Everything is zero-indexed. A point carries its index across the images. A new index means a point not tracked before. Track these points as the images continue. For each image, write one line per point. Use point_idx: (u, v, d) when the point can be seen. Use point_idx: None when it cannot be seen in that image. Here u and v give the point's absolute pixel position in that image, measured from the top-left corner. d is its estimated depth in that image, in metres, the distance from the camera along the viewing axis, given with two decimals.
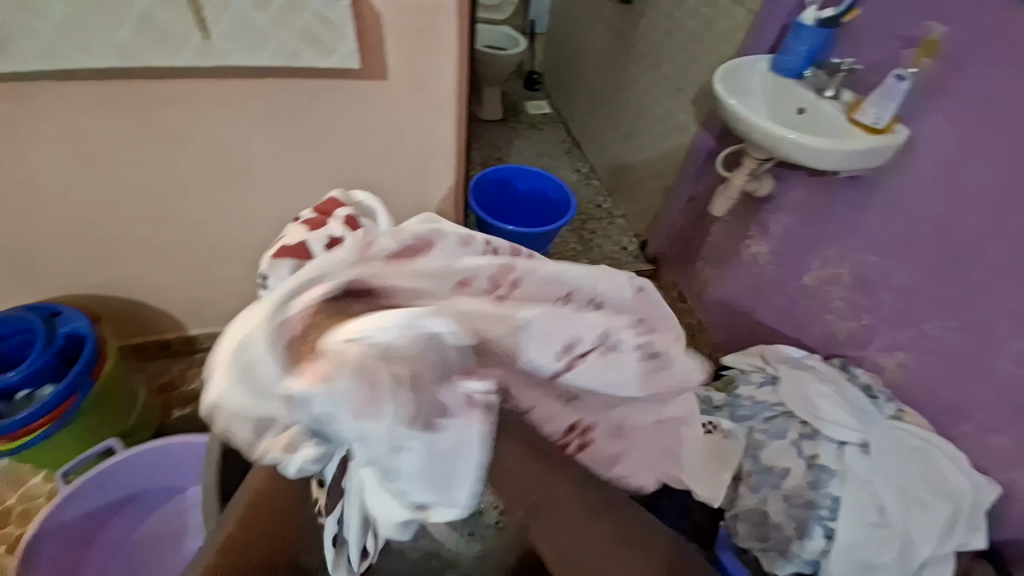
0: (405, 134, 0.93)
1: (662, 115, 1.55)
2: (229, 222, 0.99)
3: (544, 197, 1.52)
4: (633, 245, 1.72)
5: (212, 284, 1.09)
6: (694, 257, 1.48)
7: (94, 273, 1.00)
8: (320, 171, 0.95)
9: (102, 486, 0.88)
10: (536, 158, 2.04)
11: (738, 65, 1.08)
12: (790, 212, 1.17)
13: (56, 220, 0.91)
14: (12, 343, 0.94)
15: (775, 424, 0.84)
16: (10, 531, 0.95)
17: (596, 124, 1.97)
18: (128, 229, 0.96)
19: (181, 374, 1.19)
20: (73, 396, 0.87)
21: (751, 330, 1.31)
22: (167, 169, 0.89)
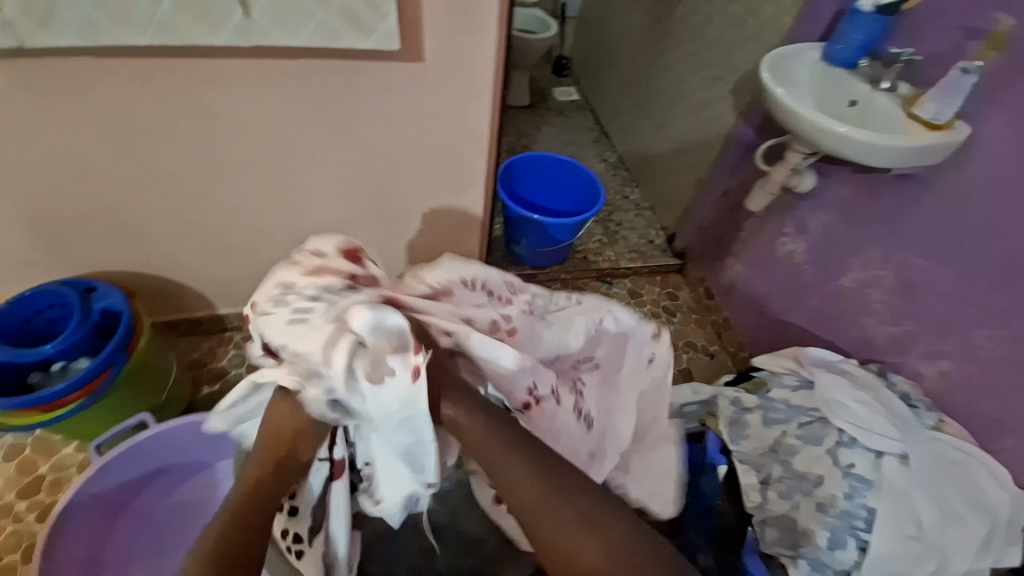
0: (439, 118, 0.92)
1: (697, 104, 1.50)
2: (260, 204, 1.00)
3: (572, 186, 1.50)
4: (659, 238, 1.68)
5: (242, 265, 1.11)
6: (724, 253, 1.44)
7: (129, 250, 1.02)
8: (352, 155, 0.95)
9: (135, 457, 0.90)
10: (562, 146, 2.00)
11: (788, 52, 1.03)
12: (831, 211, 1.12)
13: (94, 197, 0.92)
14: (48, 317, 0.96)
15: (810, 430, 0.82)
16: (42, 498, 0.99)
17: (626, 113, 1.92)
18: (162, 208, 0.96)
19: (210, 351, 1.21)
20: (109, 370, 0.89)
21: (781, 331, 1.28)
22: (201, 149, 0.89)
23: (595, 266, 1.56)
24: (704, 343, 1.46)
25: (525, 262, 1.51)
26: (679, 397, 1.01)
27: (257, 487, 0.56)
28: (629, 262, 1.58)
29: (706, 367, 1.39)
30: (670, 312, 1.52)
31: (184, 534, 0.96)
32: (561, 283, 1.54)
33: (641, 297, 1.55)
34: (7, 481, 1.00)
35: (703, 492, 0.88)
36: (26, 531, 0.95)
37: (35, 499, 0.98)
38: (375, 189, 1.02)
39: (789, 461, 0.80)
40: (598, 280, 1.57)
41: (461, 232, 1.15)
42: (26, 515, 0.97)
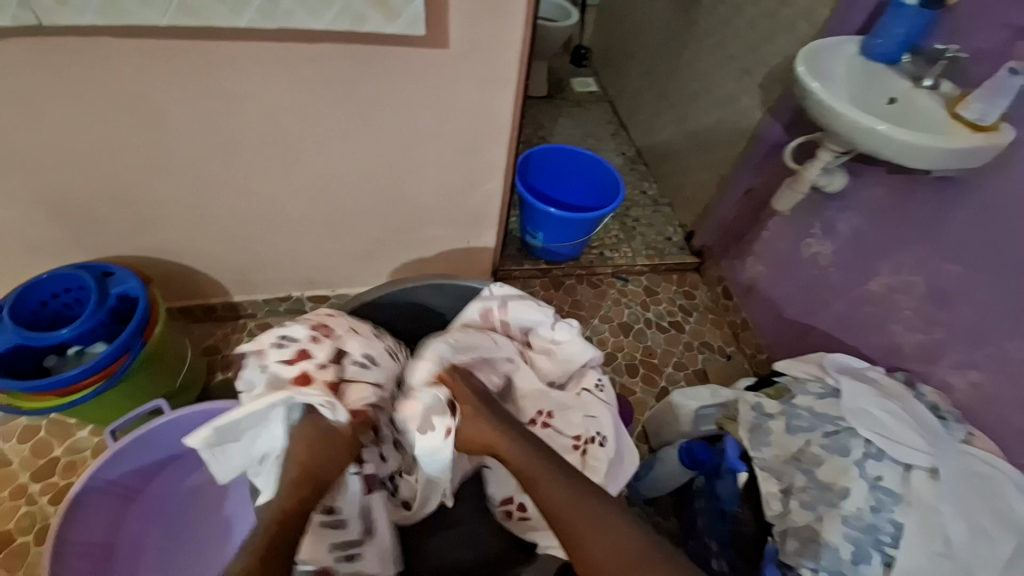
0: (462, 108, 0.90)
1: (722, 98, 1.45)
2: (277, 192, 0.99)
3: (592, 180, 1.47)
4: (677, 235, 1.64)
5: (257, 253, 1.10)
6: (744, 252, 1.41)
7: (145, 235, 1.01)
8: (372, 143, 0.93)
9: (149, 443, 0.90)
10: (579, 139, 1.96)
11: (826, 44, 0.99)
12: (862, 212, 1.08)
13: (112, 181, 0.91)
14: (65, 300, 0.96)
15: (837, 440, 0.79)
16: (56, 481, 0.99)
17: (646, 105, 1.87)
18: (179, 193, 0.95)
19: (224, 338, 1.21)
20: (125, 355, 0.88)
21: (802, 335, 1.25)
22: (220, 135, 0.88)
23: (611, 262, 1.53)
24: (720, 344, 1.43)
25: (540, 257, 1.49)
26: (698, 399, 1.00)
27: (300, 498, 0.65)
28: (646, 259, 1.55)
29: (722, 369, 1.37)
30: (687, 311, 1.49)
31: (196, 521, 0.96)
32: (576, 279, 1.51)
33: (657, 296, 1.52)
34: (23, 463, 1.01)
35: (720, 498, 0.86)
36: (40, 513, 0.96)
37: (49, 481, 0.99)
38: (394, 179, 1.00)
39: (813, 471, 0.78)
40: (613, 277, 1.54)
41: (479, 224, 1.13)
42: (40, 497, 0.98)
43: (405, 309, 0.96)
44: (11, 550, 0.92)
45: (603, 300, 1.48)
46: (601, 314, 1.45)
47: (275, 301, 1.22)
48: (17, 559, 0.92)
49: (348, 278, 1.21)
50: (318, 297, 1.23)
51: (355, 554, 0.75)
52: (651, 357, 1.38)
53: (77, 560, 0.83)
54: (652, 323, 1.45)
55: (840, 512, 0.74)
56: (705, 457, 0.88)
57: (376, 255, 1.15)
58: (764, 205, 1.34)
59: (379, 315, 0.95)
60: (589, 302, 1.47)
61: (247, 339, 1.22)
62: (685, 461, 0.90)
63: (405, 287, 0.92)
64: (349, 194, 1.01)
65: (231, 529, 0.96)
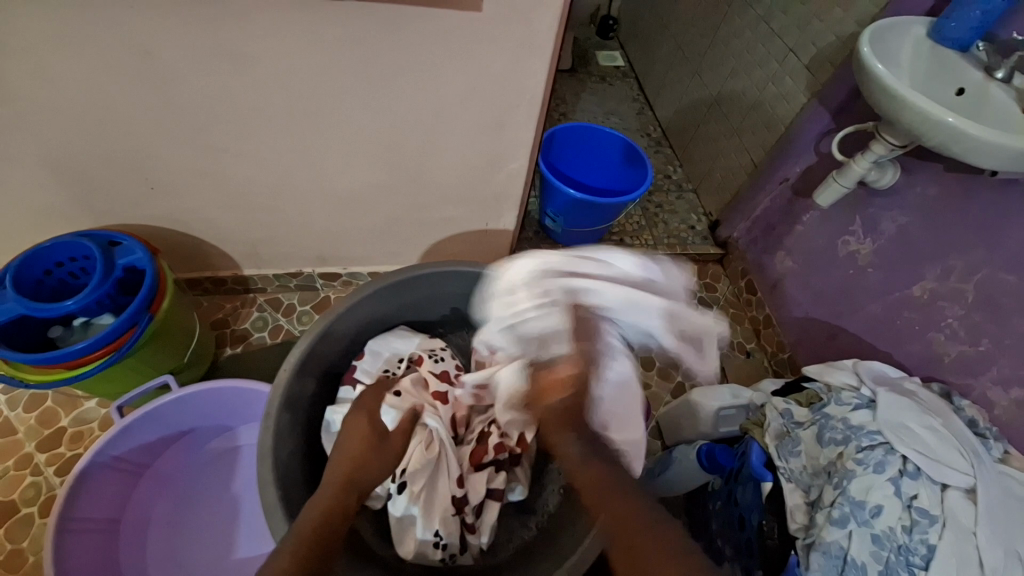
0: (493, 78, 0.83)
1: (763, 78, 1.36)
2: (291, 164, 0.93)
3: (621, 159, 1.39)
4: (701, 224, 1.57)
5: (267, 226, 1.05)
6: (773, 246, 1.35)
7: (151, 203, 0.96)
8: (393, 114, 0.87)
9: (156, 419, 0.88)
10: (602, 116, 1.87)
11: (886, 25, 0.92)
12: (911, 211, 1.02)
13: (114, 144, 0.86)
14: (70, 270, 0.92)
15: (872, 455, 0.74)
16: (62, 451, 0.98)
17: (675, 83, 1.77)
18: (187, 160, 0.90)
19: (233, 312, 1.19)
20: (134, 328, 0.85)
21: (830, 337, 1.20)
22: (230, 99, 0.82)
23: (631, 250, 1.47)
24: (741, 340, 1.39)
25: (558, 240, 1.43)
26: (719, 399, 0.97)
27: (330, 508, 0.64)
28: (668, 248, 1.49)
29: (741, 366, 1.33)
30: (707, 305, 1.44)
31: (203, 499, 0.95)
32: None
33: None
34: (29, 432, 1.00)
35: (739, 505, 0.83)
36: (46, 483, 0.95)
37: (55, 451, 0.98)
38: (413, 155, 0.95)
39: (845, 486, 0.73)
40: None
41: (498, 206, 1.08)
42: (46, 468, 0.97)
43: (419, 294, 0.91)
44: (18, 518, 0.92)
45: None
46: None
47: (286, 277, 1.19)
48: (24, 529, 0.92)
49: (359, 255, 1.17)
50: (329, 274, 1.20)
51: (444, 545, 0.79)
52: None
53: (86, 536, 0.82)
54: None
55: (870, 531, 0.70)
56: (728, 462, 0.86)
57: (390, 233, 1.11)
58: (801, 198, 1.27)
59: (393, 302, 0.91)
60: None
61: (256, 314, 1.19)
62: (705, 463, 0.88)
63: (420, 271, 0.87)
64: (364, 168, 0.96)
65: (238, 506, 0.95)
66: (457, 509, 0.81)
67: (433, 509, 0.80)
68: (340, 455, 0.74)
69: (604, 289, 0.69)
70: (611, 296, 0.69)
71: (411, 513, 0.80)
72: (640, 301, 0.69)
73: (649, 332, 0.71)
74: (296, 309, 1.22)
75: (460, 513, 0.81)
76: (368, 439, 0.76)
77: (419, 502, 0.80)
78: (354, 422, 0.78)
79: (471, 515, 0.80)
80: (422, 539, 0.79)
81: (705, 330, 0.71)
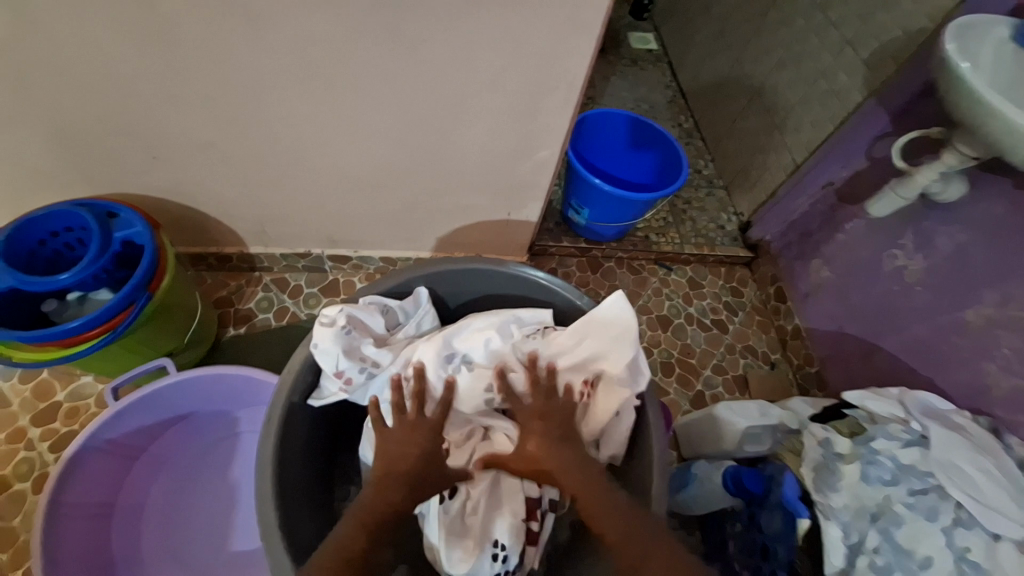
0: (530, 57, 0.75)
1: (814, 71, 1.26)
2: (304, 140, 0.87)
3: (654, 152, 1.31)
4: (731, 224, 1.49)
5: (278, 203, 0.99)
6: (811, 253, 1.27)
7: (153, 173, 0.90)
8: (419, 91, 0.80)
9: (153, 404, 0.84)
10: (632, 104, 1.76)
11: (967, 24, 0.83)
12: (972, 229, 0.93)
13: (113, 107, 0.79)
14: (65, 241, 0.86)
15: (924, 500, 0.69)
16: (57, 427, 0.95)
17: (712, 72, 1.66)
18: (194, 130, 0.84)
19: (238, 290, 1.13)
20: (131, 307, 0.79)
21: (865, 357, 1.13)
22: (242, 64, 0.74)
23: (656, 247, 1.40)
24: (765, 350, 1.33)
25: (580, 234, 1.36)
26: (746, 417, 0.93)
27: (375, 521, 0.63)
28: (695, 247, 1.41)
29: (764, 378, 1.27)
30: (732, 310, 1.38)
31: (199, 489, 0.91)
32: (616, 262, 1.40)
33: (701, 289, 1.40)
34: (23, 405, 0.96)
35: (763, 532, 0.80)
36: (39, 460, 0.92)
37: (49, 427, 0.95)
38: (436, 137, 0.88)
39: (890, 532, 0.69)
40: (655, 264, 1.42)
41: (524, 196, 1.02)
42: (39, 444, 0.93)
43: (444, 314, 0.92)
44: (9, 495, 0.89)
45: (643, 289, 1.37)
46: (640, 303, 1.34)
47: (294, 257, 1.13)
48: (15, 506, 0.88)
49: (372, 239, 1.11)
50: (339, 257, 1.14)
51: (505, 555, 0.70)
52: (689, 357, 1.28)
53: (77, 523, 0.79)
54: (694, 318, 1.34)
55: None
56: (754, 487, 0.81)
57: (406, 217, 1.05)
58: (846, 205, 1.19)
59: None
60: (628, 290, 1.36)
61: (261, 294, 1.14)
62: (732, 488, 0.83)
63: (441, 266, 0.84)
64: (383, 148, 0.89)
65: (237, 497, 0.91)
66: (526, 512, 0.74)
67: (494, 522, 0.72)
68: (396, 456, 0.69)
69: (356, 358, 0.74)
70: (344, 360, 0.72)
71: (460, 519, 0.71)
72: (359, 369, 0.74)
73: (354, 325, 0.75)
74: (303, 291, 1.16)
75: (528, 519, 0.75)
76: (433, 455, 0.70)
77: (479, 513, 0.71)
78: (409, 425, 0.71)
79: (538, 523, 0.75)
80: (479, 556, 0.69)
81: (344, 320, 0.74)
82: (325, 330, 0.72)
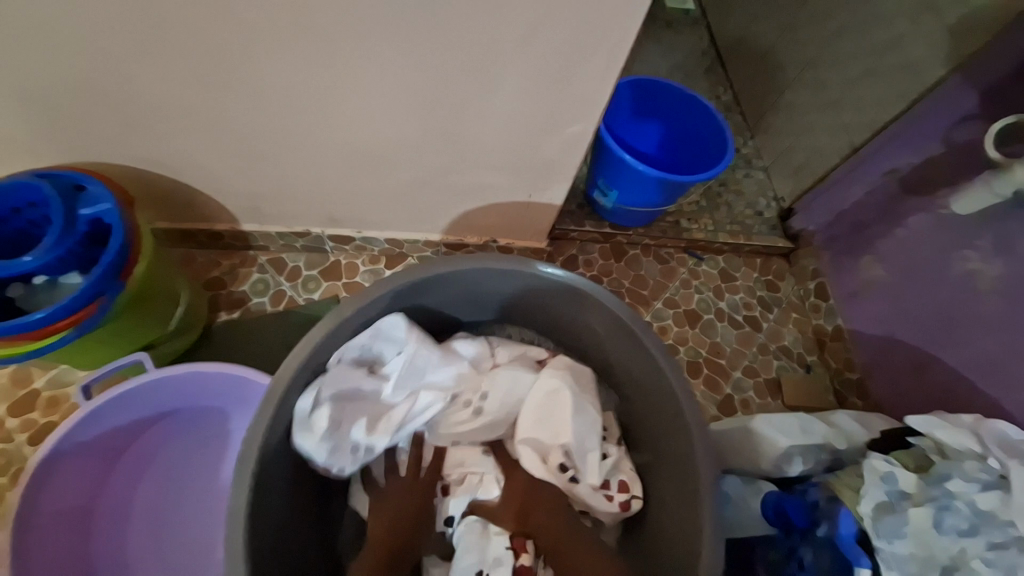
0: (568, 11, 0.62)
1: (884, 40, 1.09)
2: (298, 107, 0.74)
3: (690, 131, 1.17)
4: (770, 210, 1.36)
5: (271, 178, 0.87)
6: (862, 249, 1.15)
7: (127, 142, 0.78)
8: (432, 53, 0.66)
9: (130, 403, 0.77)
10: (665, 71, 1.59)
11: None
12: None
13: (71, 65, 0.66)
14: (29, 217, 0.77)
15: (1004, 556, 0.64)
16: (36, 418, 0.88)
17: (757, 36, 1.48)
18: (169, 94, 0.71)
19: (231, 271, 1.03)
20: (100, 299, 0.70)
21: (916, 368, 1.03)
22: (219, 14, 0.61)
23: (687, 234, 1.27)
24: (801, 351, 1.22)
25: (605, 218, 1.24)
26: (789, 434, 0.83)
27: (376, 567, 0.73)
28: (729, 236, 1.29)
29: (799, 382, 1.17)
30: (766, 306, 1.26)
31: (186, 491, 0.84)
32: (641, 250, 1.27)
33: (734, 282, 1.28)
34: None
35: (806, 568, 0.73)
36: (17, 453, 0.85)
37: (28, 417, 0.88)
38: (452, 108, 0.75)
39: None
40: (684, 252, 1.29)
41: (548, 176, 0.90)
42: (17, 435, 0.86)
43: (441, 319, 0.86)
44: None
45: (670, 281, 1.25)
46: (666, 296, 1.23)
47: (291, 237, 1.02)
48: None
49: (378, 220, 0.99)
50: (340, 238, 1.03)
51: None
52: (718, 356, 1.18)
53: (50, 530, 0.74)
54: (725, 314, 1.23)
55: None
56: (799, 519, 0.75)
57: (415, 197, 0.93)
58: (909, 197, 1.05)
59: (417, 304, 0.82)
60: (654, 280, 1.24)
61: (256, 276, 1.03)
62: (770, 513, 0.77)
63: (464, 264, 0.76)
64: (388, 119, 0.77)
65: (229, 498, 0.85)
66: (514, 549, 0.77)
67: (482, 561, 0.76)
68: (392, 509, 0.78)
69: (349, 445, 0.76)
70: (337, 451, 0.75)
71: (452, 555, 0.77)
72: (354, 450, 0.77)
73: (335, 411, 0.74)
74: (301, 273, 1.05)
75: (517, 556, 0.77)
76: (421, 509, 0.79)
77: (469, 544, 0.76)
78: (404, 487, 0.80)
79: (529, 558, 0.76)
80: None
81: (326, 414, 0.73)
82: (303, 428, 0.72)
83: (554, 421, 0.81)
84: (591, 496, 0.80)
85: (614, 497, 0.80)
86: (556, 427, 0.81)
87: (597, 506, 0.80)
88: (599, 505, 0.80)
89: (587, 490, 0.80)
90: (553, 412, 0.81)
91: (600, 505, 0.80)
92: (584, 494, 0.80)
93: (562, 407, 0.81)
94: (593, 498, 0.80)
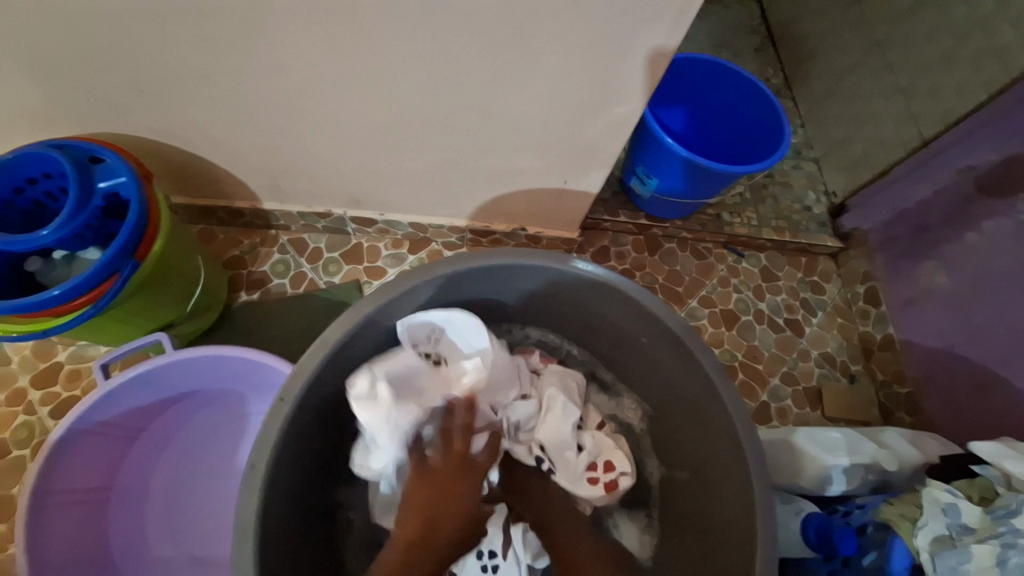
0: None
1: (970, 18, 0.97)
2: (320, 78, 0.68)
3: (741, 116, 1.08)
4: (820, 206, 1.25)
5: (291, 153, 0.83)
6: (924, 253, 1.05)
7: (143, 111, 0.74)
8: (467, 19, 0.60)
9: (149, 383, 0.75)
10: (711, 49, 1.46)
11: None
12: None
13: (80, 29, 0.62)
14: (46, 188, 0.74)
15: None
16: (58, 391, 0.87)
17: (816, 12, 1.35)
18: (183, 60, 0.66)
19: (252, 250, 1.00)
20: (115, 277, 0.67)
21: (978, 387, 0.94)
22: None
23: (728, 229, 1.19)
24: (845, 360, 1.14)
25: (641, 208, 1.16)
26: (827, 449, 0.77)
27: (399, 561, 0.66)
28: (774, 232, 1.20)
29: (842, 393, 1.09)
30: (810, 308, 1.18)
31: (205, 473, 0.83)
32: (678, 243, 1.20)
33: (776, 282, 1.20)
34: (23, 363, 0.88)
35: None
36: (39, 426, 0.85)
37: (50, 390, 0.87)
38: (487, 83, 0.69)
39: None
40: (724, 248, 1.21)
41: (587, 161, 0.83)
42: (40, 408, 0.86)
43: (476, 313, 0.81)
44: (9, 462, 0.83)
45: (708, 278, 1.17)
46: (702, 294, 1.16)
47: (313, 217, 0.98)
48: (17, 474, 0.83)
49: (401, 202, 0.94)
50: (362, 219, 0.98)
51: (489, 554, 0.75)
52: (755, 361, 1.11)
53: (68, 509, 0.72)
54: (765, 316, 1.15)
55: None
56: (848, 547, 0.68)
57: (443, 179, 0.87)
58: (985, 198, 0.94)
59: (442, 300, 0.78)
60: (690, 277, 1.17)
61: (276, 256, 1.00)
62: (812, 539, 0.71)
63: (497, 257, 0.70)
64: (417, 95, 0.71)
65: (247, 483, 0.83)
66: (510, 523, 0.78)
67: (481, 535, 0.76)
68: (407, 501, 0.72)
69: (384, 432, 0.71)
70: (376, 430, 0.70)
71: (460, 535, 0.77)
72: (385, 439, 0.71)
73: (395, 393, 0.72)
74: (322, 254, 1.01)
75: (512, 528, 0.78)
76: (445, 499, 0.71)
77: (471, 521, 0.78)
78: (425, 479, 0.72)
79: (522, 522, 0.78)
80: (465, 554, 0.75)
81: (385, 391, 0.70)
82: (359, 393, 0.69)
83: (546, 416, 0.81)
84: (579, 482, 0.79)
85: (604, 477, 0.81)
86: (547, 419, 0.81)
87: (582, 490, 0.79)
88: (590, 488, 0.80)
89: (575, 479, 0.79)
90: (551, 410, 0.82)
91: (589, 489, 0.80)
92: (572, 483, 0.79)
93: (554, 405, 0.82)
94: (582, 483, 0.80)
